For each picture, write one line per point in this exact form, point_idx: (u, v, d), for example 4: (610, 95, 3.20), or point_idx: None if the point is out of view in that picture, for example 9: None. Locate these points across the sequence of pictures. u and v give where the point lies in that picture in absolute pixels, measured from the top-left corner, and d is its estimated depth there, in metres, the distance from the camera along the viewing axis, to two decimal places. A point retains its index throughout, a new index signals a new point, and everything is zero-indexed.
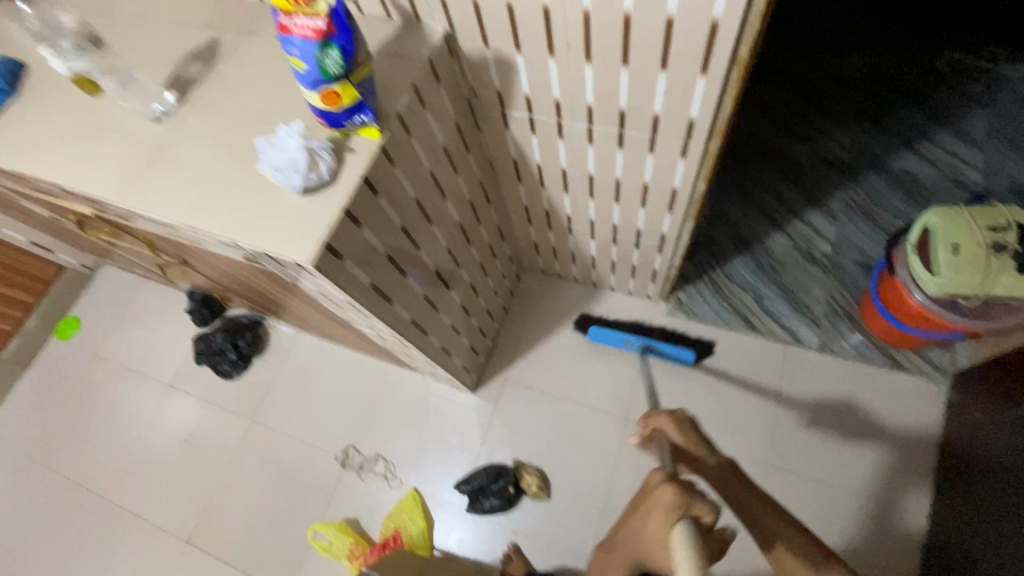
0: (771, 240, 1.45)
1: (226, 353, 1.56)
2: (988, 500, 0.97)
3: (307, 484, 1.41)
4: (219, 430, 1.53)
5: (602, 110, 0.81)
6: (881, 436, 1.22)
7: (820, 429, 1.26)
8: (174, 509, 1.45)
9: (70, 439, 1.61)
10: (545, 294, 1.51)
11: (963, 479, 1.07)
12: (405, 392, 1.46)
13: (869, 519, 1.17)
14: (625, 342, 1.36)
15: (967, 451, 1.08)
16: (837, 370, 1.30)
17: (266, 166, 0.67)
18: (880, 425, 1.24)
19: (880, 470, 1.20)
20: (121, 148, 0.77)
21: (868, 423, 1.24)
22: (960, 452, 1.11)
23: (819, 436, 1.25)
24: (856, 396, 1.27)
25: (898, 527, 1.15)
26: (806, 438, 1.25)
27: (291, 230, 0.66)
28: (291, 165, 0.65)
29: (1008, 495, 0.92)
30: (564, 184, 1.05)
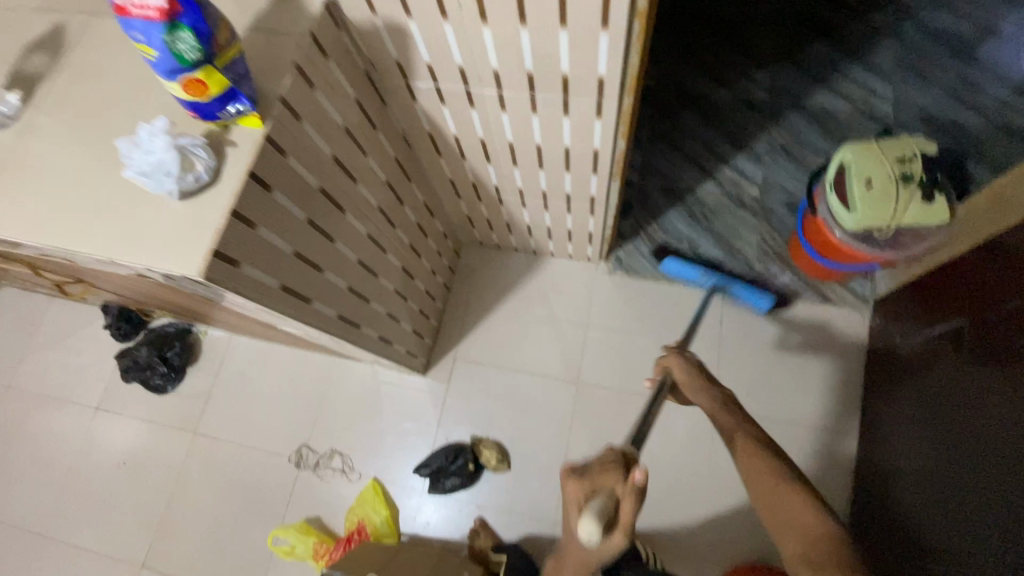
0: (702, 189, 1.47)
1: (155, 367, 1.45)
2: (908, 417, 1.05)
3: (263, 490, 1.36)
4: (160, 448, 1.44)
5: (508, 74, 0.77)
6: (813, 368, 1.29)
7: (759, 368, 1.31)
8: (122, 537, 1.38)
9: None
10: (486, 267, 1.48)
11: (886, 398, 1.15)
12: (354, 383, 1.42)
13: (807, 446, 1.25)
14: None
15: (890, 373, 1.15)
16: (771, 310, 1.35)
17: (132, 171, 0.59)
18: (812, 358, 1.30)
19: (814, 398, 1.28)
20: None
21: (801, 357, 1.31)
22: (883, 374, 1.19)
23: (758, 374, 1.31)
24: (790, 333, 1.33)
25: (833, 450, 1.24)
26: (746, 379, 1.31)
27: (174, 240, 0.59)
28: (159, 168, 0.58)
29: (922, 417, 1.00)
30: (485, 154, 1.00)
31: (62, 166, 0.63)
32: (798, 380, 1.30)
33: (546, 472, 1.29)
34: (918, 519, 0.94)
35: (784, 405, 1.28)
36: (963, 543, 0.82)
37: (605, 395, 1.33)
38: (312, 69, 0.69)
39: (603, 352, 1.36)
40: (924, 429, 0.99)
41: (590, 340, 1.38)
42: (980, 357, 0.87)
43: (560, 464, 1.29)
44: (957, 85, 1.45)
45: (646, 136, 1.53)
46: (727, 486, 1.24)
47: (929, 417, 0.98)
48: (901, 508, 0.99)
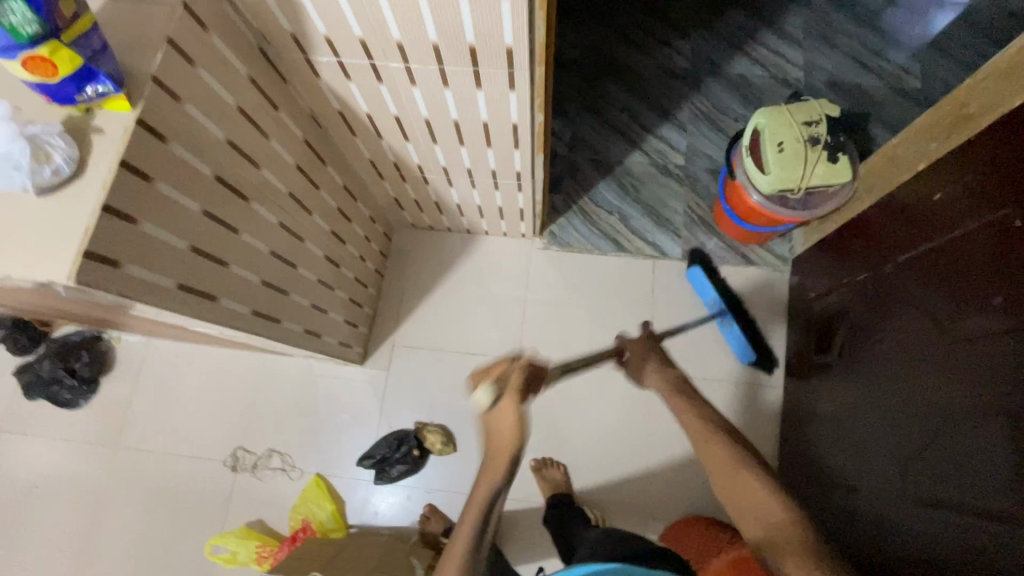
0: (630, 159, 1.48)
1: (62, 379, 1.33)
2: (825, 369, 1.12)
3: (198, 498, 1.29)
4: (76, 465, 1.34)
5: (414, 45, 0.72)
6: None
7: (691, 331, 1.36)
8: (43, 564, 1.28)
9: None
10: (419, 249, 1.44)
11: (805, 351, 1.22)
12: (288, 379, 1.36)
13: (734, 401, 1.32)
14: (710, 299, 1.34)
15: (807, 328, 1.23)
16: None
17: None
18: None
19: (741, 357, 1.34)
20: None
21: None
22: (801, 328, 1.26)
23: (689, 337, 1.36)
24: None
25: (758, 403, 1.32)
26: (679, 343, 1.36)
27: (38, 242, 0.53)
28: (6, 161, 0.51)
29: (836, 370, 1.06)
30: (402, 132, 0.96)
31: None
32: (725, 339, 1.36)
33: None
34: (837, 461, 1.01)
35: (713, 366, 1.34)
36: (876, 474, 0.89)
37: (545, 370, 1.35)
38: (189, 43, 0.62)
39: (543, 328, 1.37)
40: (837, 378, 1.05)
41: (528, 316, 1.39)
42: (881, 301, 0.94)
43: None
44: (860, 50, 1.53)
45: (573, 107, 1.52)
46: (663, 445, 1.29)
47: (840, 364, 1.05)
48: (824, 456, 1.05)
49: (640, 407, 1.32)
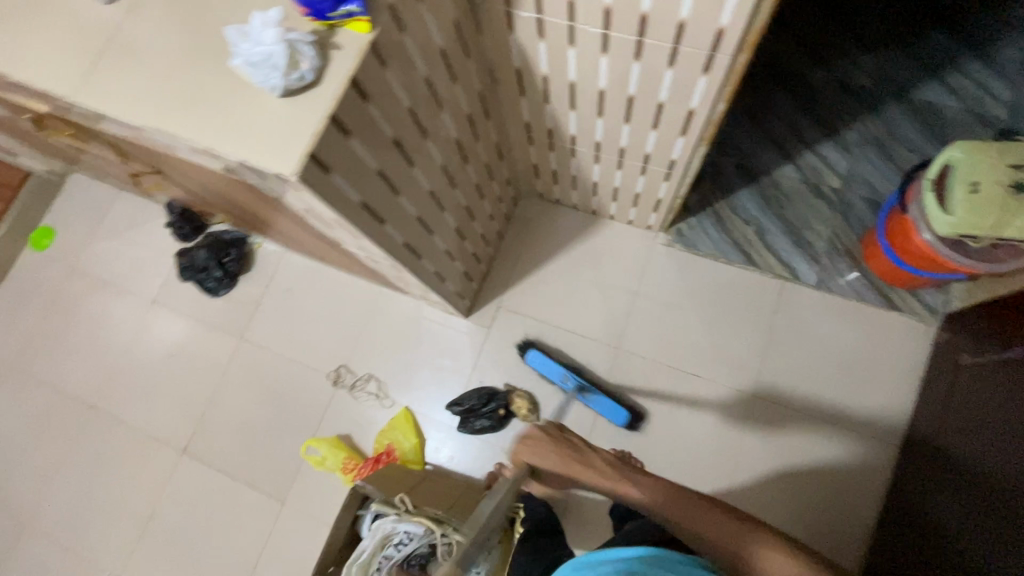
0: (780, 172, 1.40)
1: (211, 269, 1.50)
2: (960, 440, 1.00)
3: (300, 401, 1.42)
4: (207, 345, 1.51)
5: (621, 13, 0.72)
6: (863, 370, 1.26)
7: (806, 362, 1.28)
8: (165, 422, 1.46)
9: (54, 350, 1.58)
10: (541, 220, 1.46)
11: (940, 416, 1.10)
12: (397, 315, 1.44)
13: (840, 446, 1.23)
14: None
15: (950, 391, 1.10)
16: (831, 308, 1.30)
17: (240, 61, 0.58)
18: (863, 358, 1.26)
19: (858, 403, 1.24)
20: (72, 34, 0.67)
21: (853, 357, 1.27)
22: (942, 389, 1.14)
23: (804, 368, 1.28)
24: (845, 332, 1.28)
25: (864, 453, 1.22)
26: (790, 372, 1.28)
27: (273, 139, 0.59)
28: (267, 62, 0.56)
29: (976, 442, 0.95)
30: (571, 100, 0.96)
31: (167, 47, 0.63)
32: (847, 379, 1.26)
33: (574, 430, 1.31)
34: (947, 514, 0.94)
35: (825, 403, 1.25)
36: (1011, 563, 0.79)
37: (641, 366, 1.33)
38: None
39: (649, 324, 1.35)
40: (972, 446, 0.96)
41: (636, 308, 1.36)
42: None
43: (587, 425, 1.30)
44: None
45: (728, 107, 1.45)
46: (748, 469, 1.24)
47: (980, 421, 0.96)
48: (941, 529, 0.96)
49: (734, 427, 1.27)
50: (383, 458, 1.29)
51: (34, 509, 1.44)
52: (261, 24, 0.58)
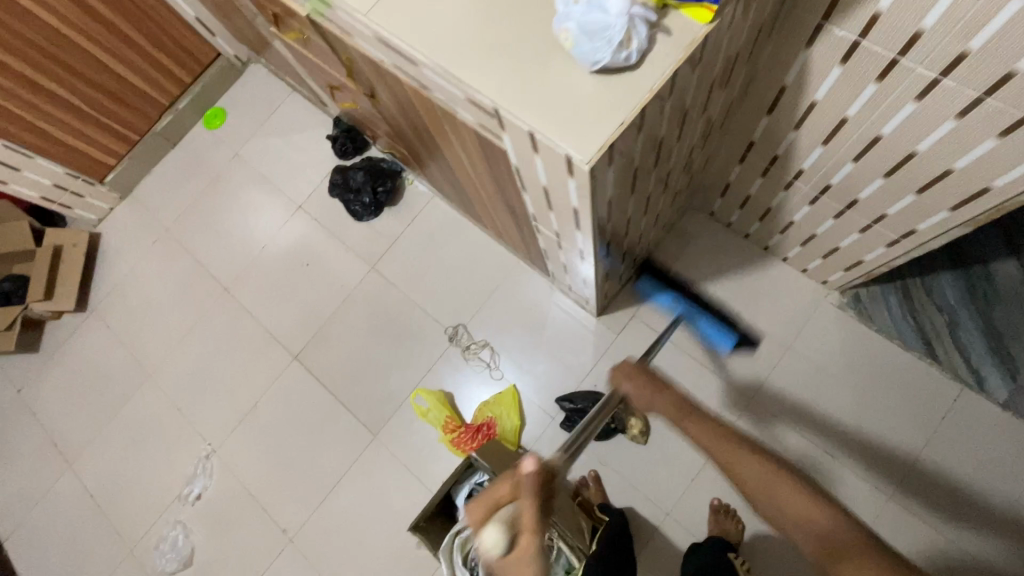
0: (998, 266, 1.21)
1: (362, 193, 1.52)
2: None
3: (413, 345, 1.43)
4: (339, 264, 1.54)
5: (979, 62, 0.60)
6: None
7: (959, 477, 1.14)
8: (286, 324, 1.52)
9: (204, 225, 1.68)
10: (704, 240, 1.35)
11: None
12: (527, 291, 1.41)
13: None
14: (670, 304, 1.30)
15: None
16: (1011, 432, 1.14)
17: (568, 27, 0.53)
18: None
19: (1005, 540, 1.10)
20: None
21: (1017, 492, 1.12)
22: None
23: (955, 482, 1.14)
24: (1017, 462, 1.13)
25: None
26: (939, 481, 1.15)
27: (573, 118, 0.54)
28: (601, 33, 0.51)
29: None
30: (828, 135, 0.85)
31: None
32: (1000, 510, 1.12)
33: (678, 465, 1.24)
34: None
35: (974, 526, 1.12)
36: None
37: (770, 423, 1.23)
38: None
39: (793, 383, 1.24)
40: None
41: (782, 363, 1.26)
42: None
43: (695, 465, 1.23)
44: None
45: None
46: None
47: None
48: None
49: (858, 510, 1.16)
50: (483, 431, 1.29)
51: (159, 363, 1.57)
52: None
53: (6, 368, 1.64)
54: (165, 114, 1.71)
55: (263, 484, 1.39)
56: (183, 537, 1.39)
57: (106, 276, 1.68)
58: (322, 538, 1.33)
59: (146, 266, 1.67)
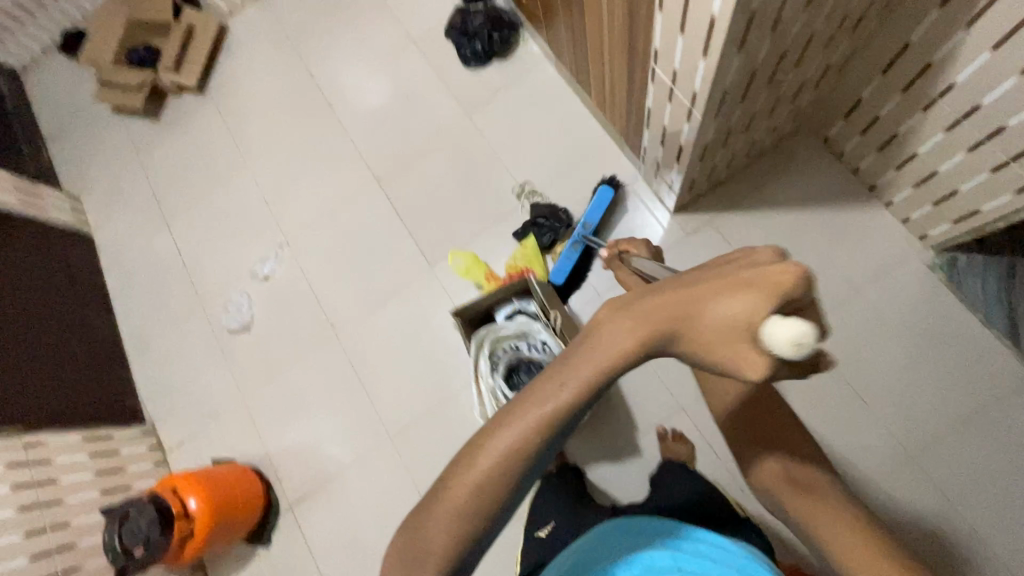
0: None
1: (477, 39, 1.52)
2: None
3: (486, 196, 1.47)
4: (437, 105, 1.58)
5: None
6: None
7: (990, 458, 1.11)
8: (375, 148, 1.59)
9: (321, 40, 1.74)
10: (808, 166, 1.29)
11: None
12: (611, 173, 1.40)
13: (958, 547, 1.09)
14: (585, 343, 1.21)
15: None
16: None
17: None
18: None
19: (1013, 527, 1.08)
20: None
21: None
22: None
23: (985, 461, 1.11)
24: None
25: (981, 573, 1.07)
26: (968, 455, 1.12)
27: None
28: None
29: None
30: (1001, 36, 0.77)
31: None
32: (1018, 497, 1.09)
33: None
34: None
35: (982, 511, 1.10)
36: None
37: None
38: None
39: (851, 326, 1.21)
40: None
41: (849, 305, 1.22)
42: None
43: None
44: None
45: None
46: None
47: None
48: None
49: (873, 457, 1.15)
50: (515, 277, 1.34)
51: (257, 155, 1.69)
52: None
53: (130, 126, 1.82)
54: None
55: (323, 282, 1.52)
56: (247, 306, 1.56)
57: (226, 66, 1.80)
58: (364, 340, 1.46)
59: (263, 66, 1.77)
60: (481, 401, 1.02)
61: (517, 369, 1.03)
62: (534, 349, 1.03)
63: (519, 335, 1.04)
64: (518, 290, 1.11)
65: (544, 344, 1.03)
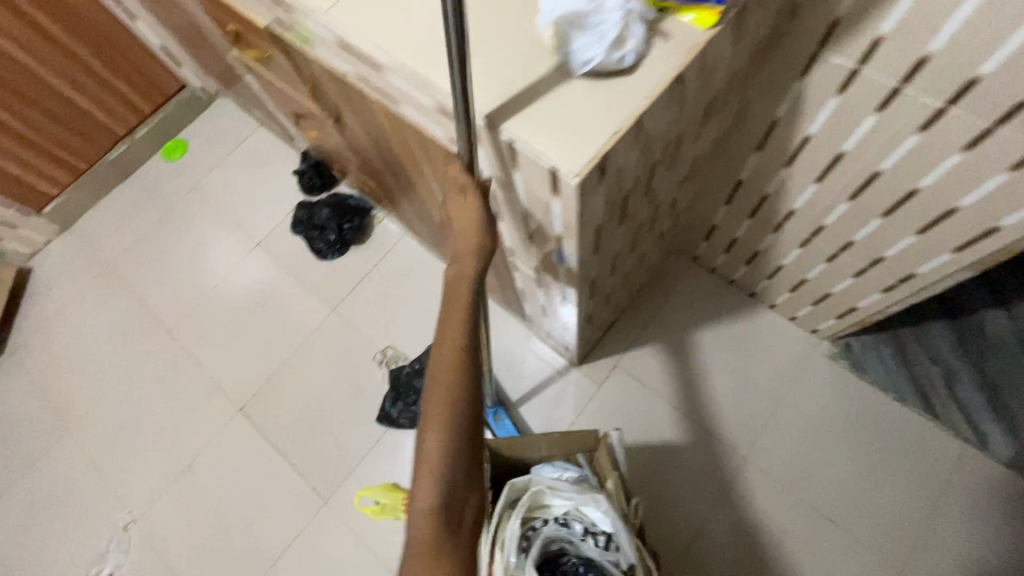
0: (986, 315, 1.18)
1: (327, 230, 1.42)
2: None
3: (373, 398, 1.28)
4: (298, 306, 1.41)
5: (991, 90, 0.56)
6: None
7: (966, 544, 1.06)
8: (233, 372, 1.36)
9: (149, 261, 1.53)
10: (689, 283, 1.29)
11: None
12: (502, 337, 1.30)
13: None
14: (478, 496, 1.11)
15: None
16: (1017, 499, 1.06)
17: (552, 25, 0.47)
18: None
19: None
20: None
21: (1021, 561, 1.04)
22: None
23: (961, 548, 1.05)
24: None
25: None
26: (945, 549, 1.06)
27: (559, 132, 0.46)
28: (593, 33, 0.45)
29: None
30: (820, 171, 0.81)
31: None
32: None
33: (670, 539, 1.10)
34: None
35: None
36: None
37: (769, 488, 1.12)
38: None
39: (785, 439, 1.15)
40: None
41: (777, 418, 1.17)
42: None
43: (686, 533, 1.11)
44: None
45: None
46: None
47: None
48: None
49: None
50: None
51: (82, 415, 1.37)
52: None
53: None
54: (120, 144, 1.61)
55: (190, 562, 1.19)
56: None
57: (31, 315, 1.50)
58: None
59: (79, 306, 1.50)
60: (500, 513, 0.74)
61: (561, 554, 0.78)
62: (585, 543, 0.76)
63: (567, 518, 0.77)
64: (586, 443, 0.87)
65: (608, 546, 0.75)
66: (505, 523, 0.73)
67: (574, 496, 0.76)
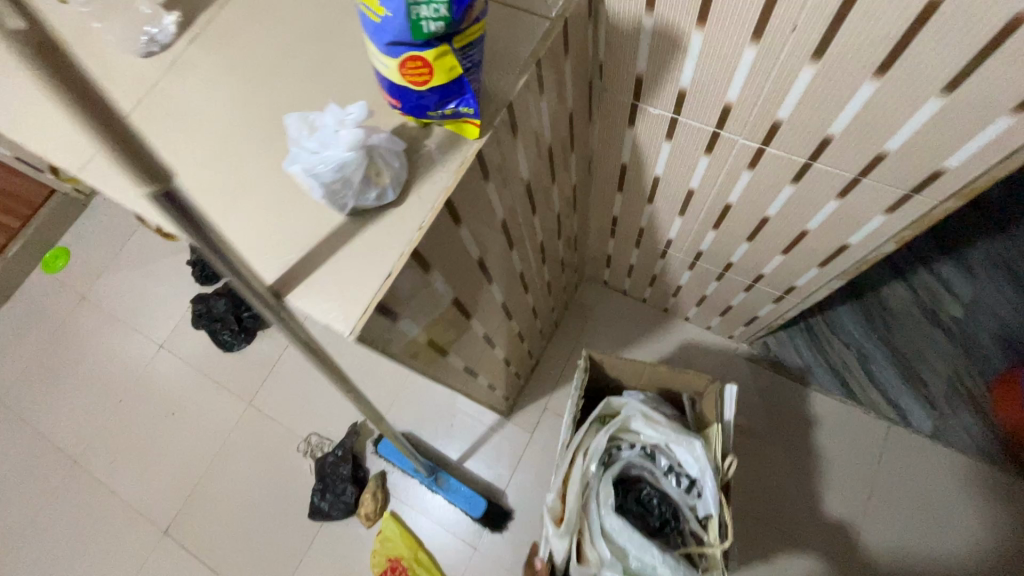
0: (888, 290, 1.19)
1: (228, 322, 1.34)
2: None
3: (303, 493, 1.21)
4: (211, 408, 1.33)
5: (794, 130, 0.55)
6: (954, 536, 1.04)
7: (897, 504, 1.06)
8: (150, 494, 1.27)
9: (43, 387, 1.41)
10: (605, 310, 1.27)
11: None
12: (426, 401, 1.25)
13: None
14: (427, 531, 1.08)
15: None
16: (942, 464, 1.08)
17: (327, 196, 0.42)
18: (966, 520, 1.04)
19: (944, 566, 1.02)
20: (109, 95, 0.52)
21: (945, 518, 1.05)
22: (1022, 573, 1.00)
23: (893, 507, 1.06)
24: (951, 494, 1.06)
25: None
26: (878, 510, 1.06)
27: (329, 284, 0.42)
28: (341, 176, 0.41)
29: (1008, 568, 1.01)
30: (680, 206, 0.79)
31: (197, 113, 0.47)
32: (927, 534, 1.04)
33: None
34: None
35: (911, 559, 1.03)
36: None
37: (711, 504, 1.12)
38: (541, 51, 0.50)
39: None
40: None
41: None
42: None
43: None
44: None
45: None
46: None
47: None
48: None
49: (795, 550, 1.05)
50: None
51: None
52: (378, 155, 0.41)
53: None
54: None
55: None
56: None
57: None
58: None
59: None
60: (587, 431, 0.83)
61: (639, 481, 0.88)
62: (667, 479, 0.85)
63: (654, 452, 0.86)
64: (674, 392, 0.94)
65: (688, 492, 0.84)
66: (589, 436, 0.83)
67: (666, 433, 0.83)
